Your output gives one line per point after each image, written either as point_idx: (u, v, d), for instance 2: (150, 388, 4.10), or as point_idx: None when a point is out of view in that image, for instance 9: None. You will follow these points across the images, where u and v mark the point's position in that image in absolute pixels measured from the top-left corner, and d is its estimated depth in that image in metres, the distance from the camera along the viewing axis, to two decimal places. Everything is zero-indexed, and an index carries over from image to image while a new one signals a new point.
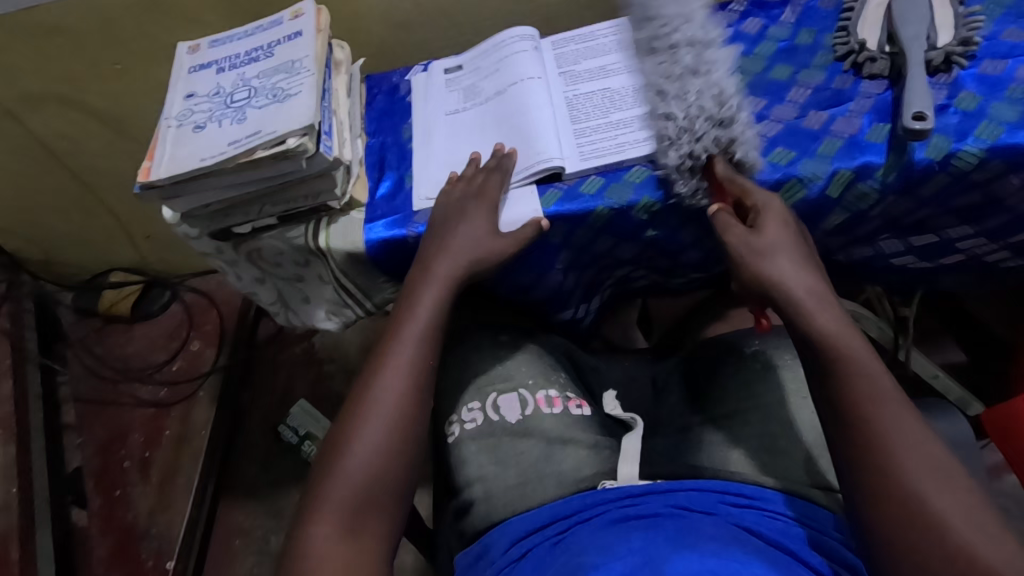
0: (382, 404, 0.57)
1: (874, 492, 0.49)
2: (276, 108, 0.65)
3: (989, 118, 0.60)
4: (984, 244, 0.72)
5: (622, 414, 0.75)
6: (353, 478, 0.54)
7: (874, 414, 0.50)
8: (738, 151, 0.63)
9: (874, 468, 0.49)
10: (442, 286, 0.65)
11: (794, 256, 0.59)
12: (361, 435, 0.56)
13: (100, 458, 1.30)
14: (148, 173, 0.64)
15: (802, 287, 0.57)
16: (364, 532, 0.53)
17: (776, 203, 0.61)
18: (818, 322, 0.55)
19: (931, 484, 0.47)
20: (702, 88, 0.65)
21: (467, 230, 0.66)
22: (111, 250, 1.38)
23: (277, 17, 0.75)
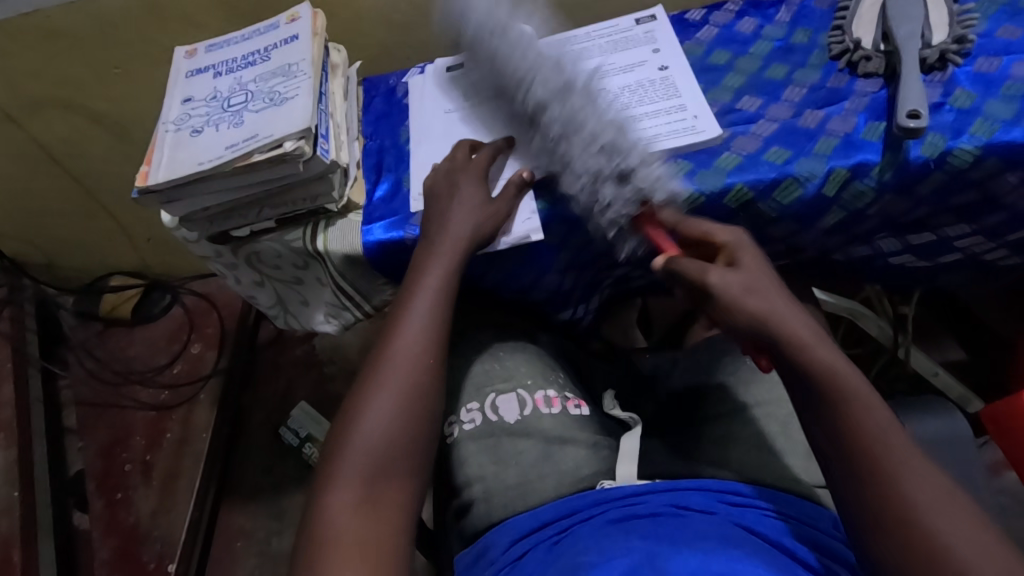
0: (396, 373, 0.59)
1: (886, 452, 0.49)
2: (272, 112, 0.65)
3: (984, 116, 0.60)
4: (981, 242, 0.72)
5: (622, 413, 0.75)
6: (369, 443, 0.55)
7: (864, 429, 0.49)
8: (658, 195, 0.63)
9: (873, 477, 0.48)
10: (452, 258, 0.65)
11: (778, 292, 0.56)
12: (381, 399, 0.57)
13: (102, 461, 1.30)
14: (146, 177, 0.64)
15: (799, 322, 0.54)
16: (382, 498, 0.53)
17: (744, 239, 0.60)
18: (812, 355, 0.52)
19: (926, 491, 0.47)
20: (586, 143, 0.65)
21: (464, 206, 0.67)
22: (111, 253, 1.38)
23: (274, 21, 0.75)
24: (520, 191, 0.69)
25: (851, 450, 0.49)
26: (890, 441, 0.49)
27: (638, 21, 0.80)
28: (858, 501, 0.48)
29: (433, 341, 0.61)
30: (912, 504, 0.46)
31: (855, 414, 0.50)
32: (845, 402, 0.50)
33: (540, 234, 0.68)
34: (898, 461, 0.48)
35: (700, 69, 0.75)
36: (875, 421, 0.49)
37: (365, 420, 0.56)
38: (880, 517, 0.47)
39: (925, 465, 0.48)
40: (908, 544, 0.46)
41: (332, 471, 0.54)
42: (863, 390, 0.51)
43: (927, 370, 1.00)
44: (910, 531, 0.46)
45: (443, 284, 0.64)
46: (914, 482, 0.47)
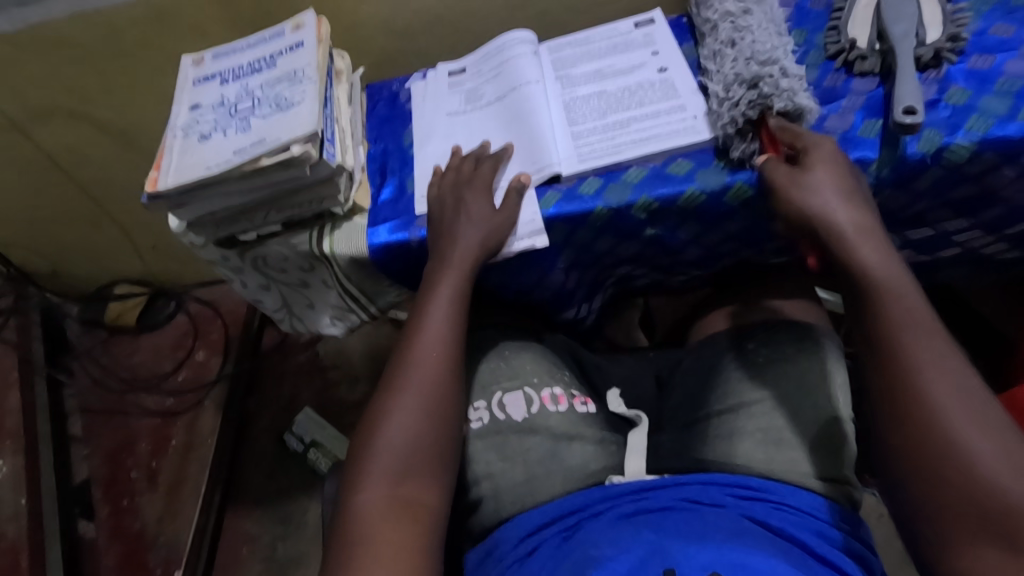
0: (416, 380, 0.60)
1: (895, 390, 0.52)
2: (279, 117, 0.66)
3: (979, 112, 0.61)
4: (980, 236, 0.73)
5: (627, 410, 0.76)
6: (394, 446, 0.56)
7: (905, 323, 0.54)
8: (780, 102, 0.64)
9: (897, 377, 0.53)
10: (462, 269, 0.66)
11: (837, 186, 0.59)
12: (400, 406, 0.58)
13: (108, 468, 1.30)
14: (156, 182, 0.65)
15: (849, 220, 0.58)
16: (410, 497, 0.54)
17: (826, 143, 0.62)
18: (859, 257, 0.57)
19: (953, 392, 0.51)
20: (737, 57, 0.69)
21: (472, 215, 0.68)
22: (116, 262, 1.39)
23: (279, 28, 0.76)
24: (522, 195, 0.70)
25: (879, 324, 0.55)
26: (923, 335, 0.53)
27: (637, 24, 0.81)
28: (884, 401, 0.53)
29: (449, 348, 0.62)
30: (936, 406, 0.50)
31: (891, 300, 0.55)
32: (885, 297, 0.55)
33: (543, 234, 0.69)
34: (926, 358, 0.52)
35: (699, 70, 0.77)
36: (912, 312, 0.54)
37: (388, 425, 0.57)
38: (904, 426, 0.52)
39: (948, 359, 0.52)
40: (929, 447, 0.50)
41: (357, 478, 0.55)
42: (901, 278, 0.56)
43: None
44: (928, 437, 0.50)
45: (457, 291, 0.65)
46: (939, 383, 0.51)
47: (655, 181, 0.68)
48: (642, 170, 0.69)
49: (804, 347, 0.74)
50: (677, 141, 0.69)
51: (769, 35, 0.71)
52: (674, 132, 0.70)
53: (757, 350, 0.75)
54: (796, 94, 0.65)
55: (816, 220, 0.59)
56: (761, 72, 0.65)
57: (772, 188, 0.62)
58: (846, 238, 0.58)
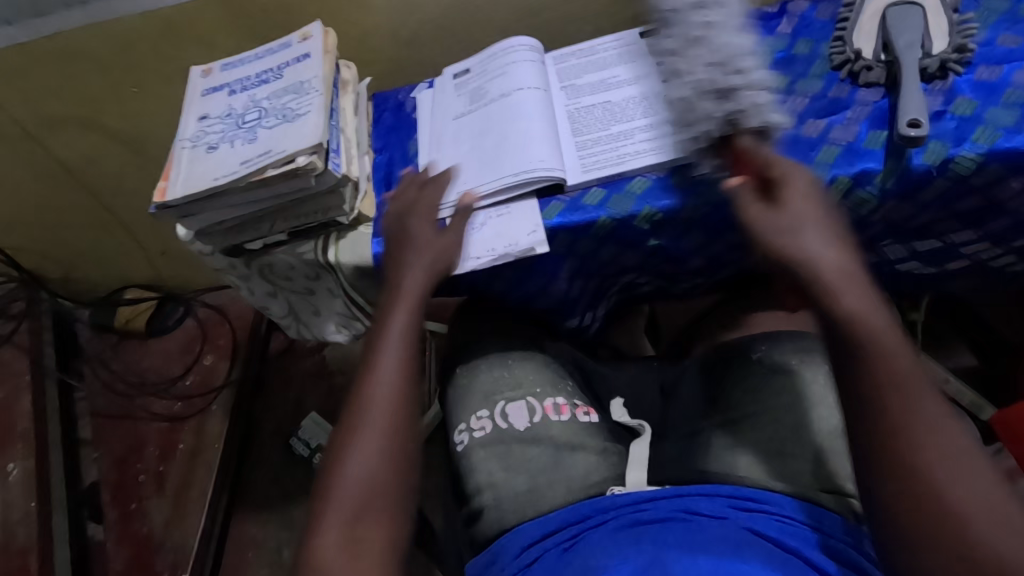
0: (369, 419, 0.60)
1: (894, 443, 0.48)
2: (285, 128, 0.67)
3: (986, 123, 0.61)
4: (988, 248, 0.72)
5: (630, 420, 0.76)
6: (349, 488, 0.56)
7: (889, 378, 0.49)
8: (754, 121, 0.62)
9: (894, 429, 0.48)
10: (409, 305, 0.67)
11: (816, 223, 0.57)
12: (354, 446, 0.58)
13: (116, 472, 1.32)
14: (163, 193, 0.66)
15: (829, 260, 0.55)
16: (366, 537, 0.54)
17: (801, 174, 0.60)
18: (842, 297, 0.53)
19: (950, 448, 0.47)
20: (706, 58, 0.65)
21: (420, 245, 0.69)
22: (127, 267, 1.41)
23: (286, 40, 0.77)
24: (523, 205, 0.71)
25: (873, 371, 0.50)
26: (915, 384, 0.49)
27: (642, 34, 0.81)
28: (873, 466, 0.49)
29: (401, 383, 0.63)
30: (928, 471, 0.46)
31: (879, 346, 0.50)
32: (864, 351, 0.51)
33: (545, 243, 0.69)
34: (923, 410, 0.48)
35: None
36: (899, 364, 0.50)
37: (344, 467, 0.57)
38: (899, 496, 0.47)
39: (942, 411, 0.48)
40: (926, 519, 0.45)
41: (314, 522, 0.55)
42: (884, 323, 0.52)
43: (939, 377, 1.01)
44: (928, 498, 0.45)
45: (406, 328, 0.66)
46: (936, 438, 0.47)
47: (657, 192, 0.69)
48: (645, 180, 0.70)
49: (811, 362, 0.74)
50: (680, 151, 0.69)
51: (729, 30, 0.66)
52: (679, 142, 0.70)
53: (762, 361, 0.76)
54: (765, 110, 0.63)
55: (799, 262, 0.55)
56: (731, 86, 0.63)
57: (746, 219, 0.59)
58: (829, 281, 0.54)
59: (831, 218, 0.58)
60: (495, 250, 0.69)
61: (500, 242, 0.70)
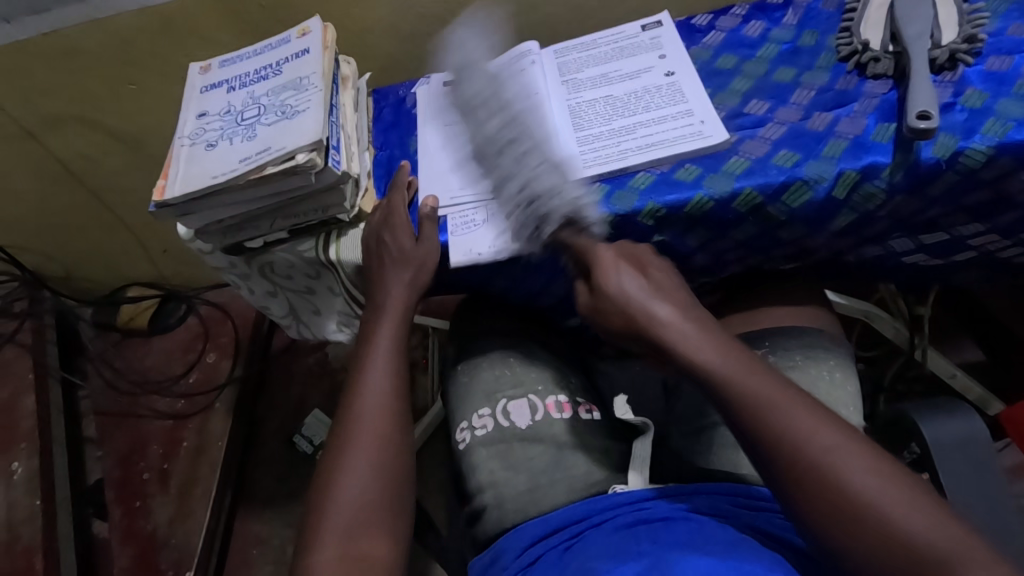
0: (362, 433, 0.60)
1: (795, 474, 0.47)
2: (285, 125, 0.66)
3: (996, 115, 0.60)
4: (996, 241, 0.71)
5: (633, 419, 0.73)
6: (345, 503, 0.56)
7: (758, 406, 0.49)
8: (556, 221, 0.62)
9: (790, 463, 0.47)
10: (394, 320, 0.68)
11: (642, 288, 0.58)
12: (347, 461, 0.58)
13: (120, 470, 1.32)
14: (162, 191, 0.65)
15: (669, 318, 0.56)
16: (362, 551, 0.54)
17: (608, 252, 0.61)
18: (691, 356, 0.53)
19: (833, 455, 0.46)
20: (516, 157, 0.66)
21: (400, 258, 0.68)
22: (128, 266, 1.40)
23: (285, 35, 0.76)
24: None
25: (741, 421, 0.50)
26: (781, 403, 0.49)
27: (644, 27, 0.81)
28: (782, 491, 0.48)
29: (392, 396, 0.63)
30: (831, 476, 0.46)
31: (733, 393, 0.50)
32: (726, 386, 0.51)
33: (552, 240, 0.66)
34: (798, 425, 0.48)
35: (706, 73, 0.76)
36: (754, 386, 0.50)
37: (340, 481, 0.57)
38: (815, 511, 0.46)
39: (811, 419, 0.48)
40: (844, 526, 0.44)
41: (311, 537, 0.55)
42: (731, 362, 0.52)
43: (945, 372, 1.00)
44: (849, 517, 0.44)
45: (392, 339, 0.67)
46: (818, 453, 0.47)
47: (661, 187, 0.66)
48: (649, 175, 0.68)
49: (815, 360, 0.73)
50: (684, 147, 0.68)
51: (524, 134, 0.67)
52: (681, 138, 0.69)
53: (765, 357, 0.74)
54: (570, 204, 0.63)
55: (642, 330, 0.57)
56: (538, 189, 0.63)
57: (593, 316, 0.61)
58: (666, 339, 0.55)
59: (655, 274, 0.60)
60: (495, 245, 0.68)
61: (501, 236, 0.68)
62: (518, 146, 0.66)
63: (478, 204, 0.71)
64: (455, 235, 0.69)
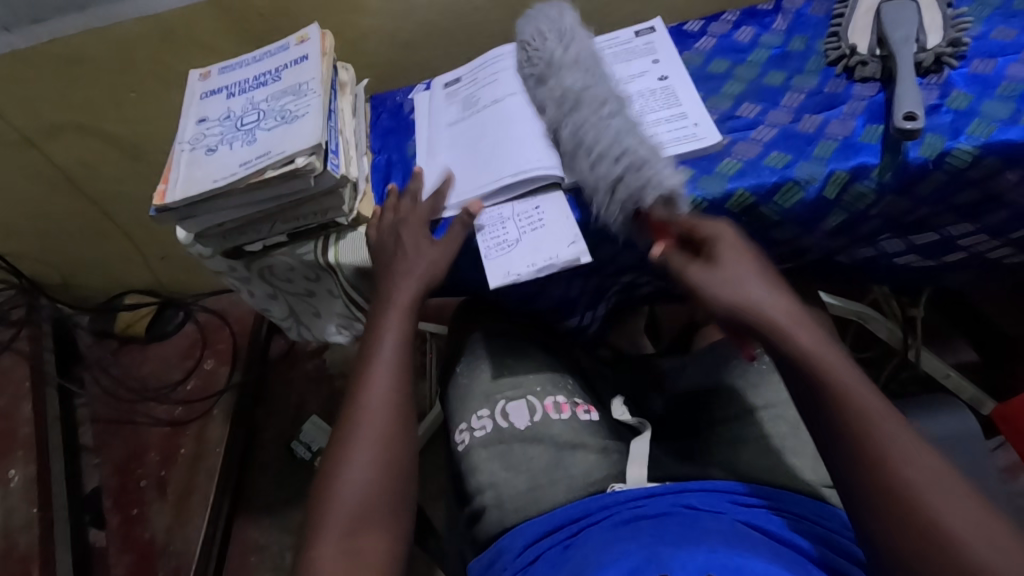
0: (367, 430, 0.61)
1: (871, 477, 0.47)
2: (284, 130, 0.67)
3: (980, 116, 0.61)
4: (984, 240, 0.72)
5: (631, 419, 0.75)
6: (351, 498, 0.57)
7: (862, 421, 0.48)
8: (650, 195, 0.62)
9: (871, 465, 0.47)
10: (402, 314, 0.67)
11: (758, 275, 0.57)
12: (352, 457, 0.59)
13: (117, 477, 1.32)
14: (163, 196, 0.66)
15: (780, 311, 0.55)
16: (366, 547, 0.55)
17: (727, 233, 0.60)
18: (793, 343, 0.53)
19: (923, 470, 0.46)
20: (602, 134, 0.66)
21: (416, 250, 0.69)
22: (126, 272, 1.41)
23: (284, 42, 0.78)
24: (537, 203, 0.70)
25: (833, 416, 0.50)
26: (880, 413, 0.49)
27: (638, 33, 0.82)
28: (862, 490, 0.48)
29: (396, 392, 0.63)
30: (909, 486, 0.46)
31: (832, 390, 0.50)
32: (824, 386, 0.51)
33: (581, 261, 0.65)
34: (889, 437, 0.48)
35: (699, 78, 0.77)
36: (858, 389, 0.50)
37: (346, 477, 0.58)
38: (881, 514, 0.46)
39: (908, 436, 0.48)
40: (915, 540, 0.44)
41: (315, 534, 0.55)
42: (838, 364, 0.51)
43: (939, 372, 1.00)
44: (920, 529, 0.44)
45: (399, 335, 0.66)
46: (906, 462, 0.46)
47: None
48: None
49: None
50: (677, 148, 0.69)
51: (603, 118, 0.68)
52: (675, 140, 0.70)
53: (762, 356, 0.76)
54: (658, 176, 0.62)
55: (742, 311, 0.55)
56: (617, 174, 0.63)
57: (685, 282, 0.59)
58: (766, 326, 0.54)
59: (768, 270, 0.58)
60: (537, 265, 0.66)
61: (539, 256, 0.66)
62: (572, 127, 0.69)
63: (506, 223, 0.69)
64: (489, 257, 0.68)
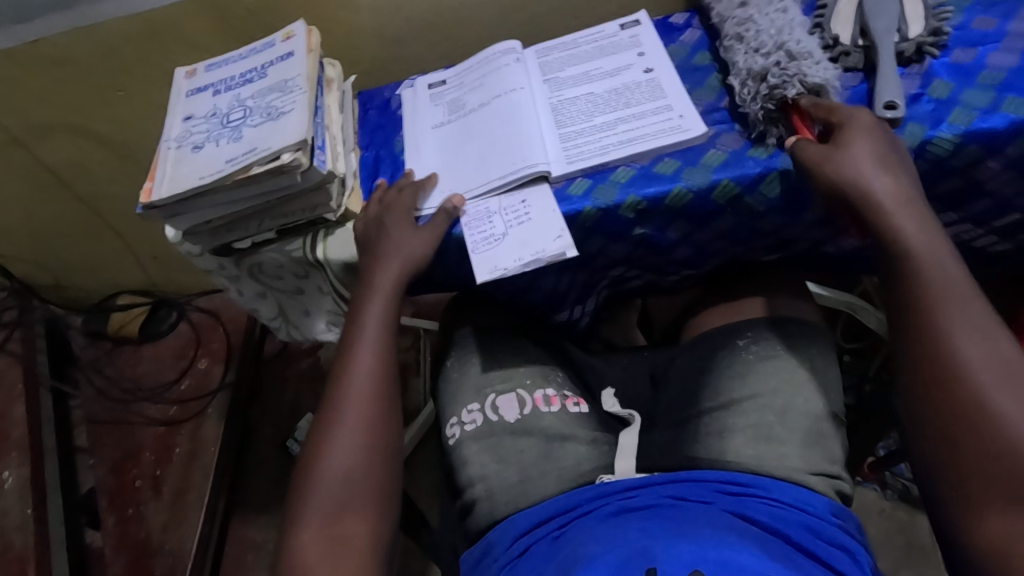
0: (350, 414, 0.61)
1: (927, 352, 0.54)
2: (270, 126, 0.67)
3: (962, 105, 0.62)
4: (969, 229, 0.73)
5: (620, 409, 0.77)
6: (334, 480, 0.58)
7: (940, 294, 0.54)
8: (795, 86, 0.65)
9: (932, 343, 0.54)
10: (385, 299, 0.67)
11: (873, 158, 0.59)
12: (335, 441, 0.60)
13: (113, 477, 1.32)
14: (149, 193, 0.66)
15: (883, 192, 0.58)
16: (348, 531, 0.56)
17: (862, 117, 0.61)
18: (891, 223, 0.57)
19: (983, 358, 0.52)
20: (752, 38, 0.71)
21: (400, 234, 0.69)
22: (120, 273, 1.41)
23: (270, 39, 0.78)
24: (524, 198, 0.70)
25: (912, 297, 0.56)
26: (956, 301, 0.54)
27: (623, 26, 0.82)
28: (917, 363, 0.54)
29: (379, 373, 0.64)
30: (961, 362, 0.52)
31: (919, 271, 0.55)
32: (914, 272, 0.56)
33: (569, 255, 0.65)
34: (957, 323, 0.53)
35: (684, 70, 0.78)
36: (942, 274, 0.55)
37: (329, 460, 0.59)
38: (929, 371, 0.53)
39: (982, 322, 0.53)
40: (951, 410, 0.51)
41: (296, 518, 0.56)
42: (935, 247, 0.56)
43: None
44: (965, 406, 0.51)
45: (383, 317, 0.67)
46: (968, 346, 0.52)
47: (643, 180, 0.68)
48: (629, 170, 0.69)
49: (797, 350, 0.74)
50: (664, 139, 0.69)
51: (777, 16, 0.72)
52: (660, 132, 0.70)
53: (750, 347, 0.76)
54: (808, 75, 0.65)
55: (842, 184, 0.59)
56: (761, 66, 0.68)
57: (802, 158, 0.63)
58: (869, 202, 0.59)
59: (893, 153, 0.60)
60: (523, 258, 0.66)
61: (526, 250, 0.67)
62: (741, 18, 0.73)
63: (493, 217, 0.69)
64: (476, 252, 0.68)
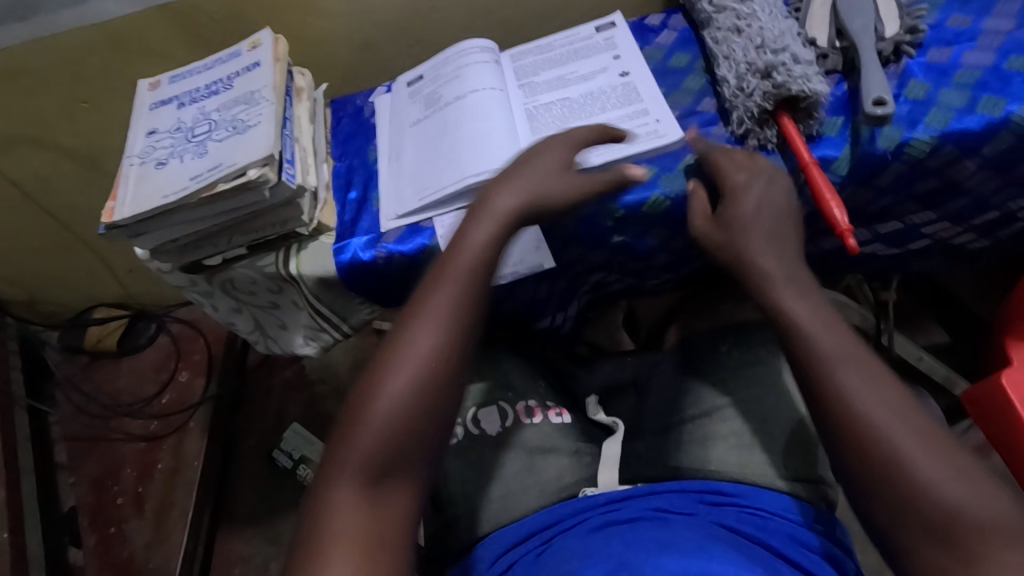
0: (413, 356, 0.51)
1: (832, 420, 0.49)
2: (236, 140, 0.65)
3: (938, 105, 0.61)
4: (947, 228, 0.73)
5: (605, 418, 0.76)
6: (383, 424, 0.49)
7: (828, 363, 0.50)
8: (796, 85, 0.62)
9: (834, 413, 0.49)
10: (495, 223, 0.58)
11: (760, 229, 0.58)
12: (394, 380, 0.51)
13: (94, 495, 1.29)
14: (111, 213, 0.64)
15: (768, 264, 0.56)
16: (388, 490, 0.48)
17: (743, 176, 0.61)
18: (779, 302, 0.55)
19: (893, 418, 0.47)
20: (747, 39, 0.69)
21: (539, 172, 0.60)
22: (95, 286, 1.38)
23: (235, 48, 0.75)
24: None
25: (807, 372, 0.52)
26: (853, 367, 0.50)
27: (599, 29, 0.81)
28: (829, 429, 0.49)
29: (460, 312, 0.54)
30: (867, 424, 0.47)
31: (814, 343, 0.52)
32: (810, 343, 0.52)
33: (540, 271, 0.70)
34: (854, 385, 0.49)
35: (660, 73, 0.77)
36: (832, 342, 0.51)
37: (384, 399, 0.50)
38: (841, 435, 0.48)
39: (877, 380, 0.49)
40: (874, 480, 0.46)
41: (335, 462, 0.48)
42: (815, 320, 0.53)
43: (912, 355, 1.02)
44: (881, 467, 0.46)
45: (485, 243, 0.57)
46: (868, 409, 0.48)
47: None
48: None
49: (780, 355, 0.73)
50: (641, 147, 0.68)
51: (773, 18, 0.70)
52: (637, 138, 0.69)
53: (732, 352, 0.75)
54: (810, 79, 0.63)
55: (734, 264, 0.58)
56: (765, 64, 0.65)
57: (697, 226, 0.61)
58: (768, 285, 0.56)
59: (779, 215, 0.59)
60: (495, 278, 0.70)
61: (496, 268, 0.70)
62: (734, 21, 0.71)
63: None
64: None
